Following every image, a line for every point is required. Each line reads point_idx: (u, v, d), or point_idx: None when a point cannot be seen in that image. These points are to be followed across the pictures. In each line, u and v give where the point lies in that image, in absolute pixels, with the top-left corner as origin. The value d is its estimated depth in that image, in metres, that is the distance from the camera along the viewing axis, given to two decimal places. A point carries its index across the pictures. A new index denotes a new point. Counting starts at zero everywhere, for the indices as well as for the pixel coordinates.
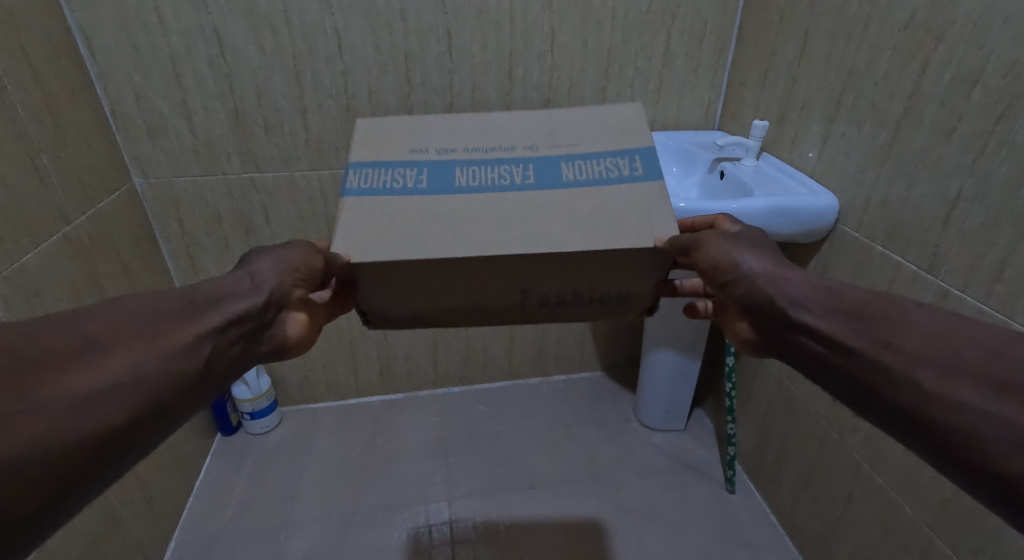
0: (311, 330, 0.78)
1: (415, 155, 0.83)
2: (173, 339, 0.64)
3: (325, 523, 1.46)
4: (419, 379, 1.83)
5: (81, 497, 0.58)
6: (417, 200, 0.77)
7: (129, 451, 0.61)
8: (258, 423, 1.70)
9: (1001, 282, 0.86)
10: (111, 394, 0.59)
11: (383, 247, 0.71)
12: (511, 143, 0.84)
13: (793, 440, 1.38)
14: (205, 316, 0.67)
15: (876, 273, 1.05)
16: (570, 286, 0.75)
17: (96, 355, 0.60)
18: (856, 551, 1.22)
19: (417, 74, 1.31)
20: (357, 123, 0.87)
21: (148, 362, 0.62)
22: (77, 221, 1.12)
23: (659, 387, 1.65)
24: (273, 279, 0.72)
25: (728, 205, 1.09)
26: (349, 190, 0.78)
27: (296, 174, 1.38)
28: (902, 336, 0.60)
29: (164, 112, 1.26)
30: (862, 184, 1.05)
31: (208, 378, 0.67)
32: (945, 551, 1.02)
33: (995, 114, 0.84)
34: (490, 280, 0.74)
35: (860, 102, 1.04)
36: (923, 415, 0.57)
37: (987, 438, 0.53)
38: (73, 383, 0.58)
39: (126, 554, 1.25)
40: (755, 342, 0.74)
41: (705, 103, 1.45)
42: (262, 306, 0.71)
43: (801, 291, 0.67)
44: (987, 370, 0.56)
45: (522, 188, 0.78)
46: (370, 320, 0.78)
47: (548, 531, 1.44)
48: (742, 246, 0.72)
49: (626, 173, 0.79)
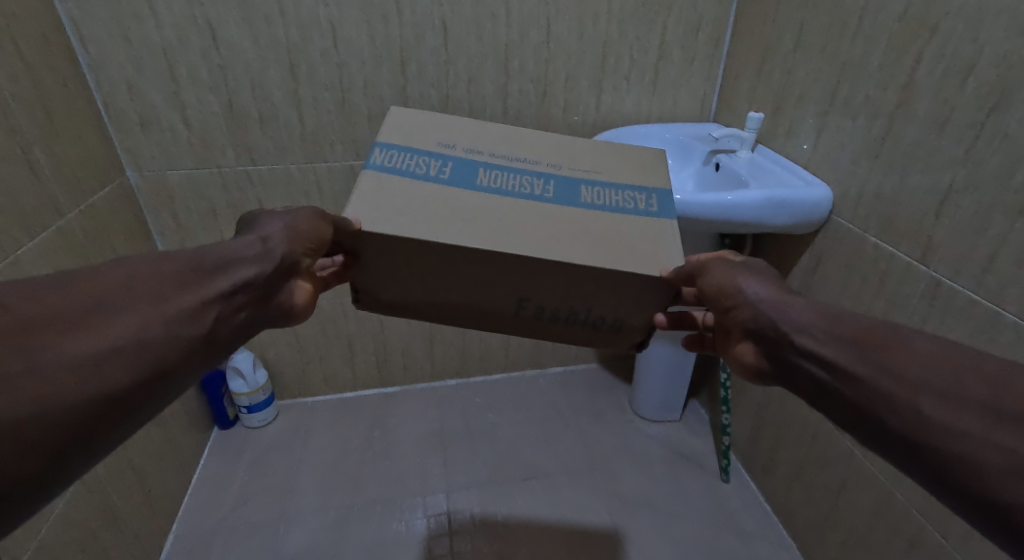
0: (314, 297, 0.80)
1: (441, 148, 0.84)
2: (181, 302, 0.64)
3: (323, 516, 1.47)
4: (416, 372, 1.83)
5: (86, 459, 0.57)
6: (435, 189, 0.77)
7: (133, 415, 0.60)
8: (255, 416, 1.70)
9: (992, 272, 0.86)
10: (118, 356, 0.58)
11: (391, 223, 0.72)
12: (536, 158, 0.86)
13: (787, 430, 1.39)
14: (209, 282, 0.67)
15: (869, 265, 1.05)
16: (569, 306, 0.78)
17: (103, 315, 0.59)
18: (848, 539, 1.23)
19: (412, 66, 1.30)
20: (392, 109, 0.89)
21: (156, 325, 0.61)
22: (71, 214, 1.12)
23: (655, 379, 1.66)
24: (281, 247, 0.74)
25: (724, 197, 1.09)
26: (371, 165, 0.80)
27: (291, 168, 1.37)
28: (905, 363, 0.60)
29: (157, 104, 1.25)
30: (856, 176, 1.06)
31: (213, 342, 0.67)
32: (935, 537, 1.03)
33: (987, 105, 0.84)
34: (492, 289, 0.77)
35: (854, 94, 1.04)
36: (923, 443, 0.57)
37: (988, 467, 0.53)
38: (79, 342, 0.56)
39: (125, 547, 1.26)
40: (758, 369, 0.73)
41: (700, 96, 1.45)
42: (270, 273, 0.72)
43: (805, 315, 0.67)
44: (986, 399, 0.55)
45: (539, 200, 0.78)
46: (360, 299, 0.84)
47: (545, 521, 1.45)
48: (746, 272, 0.73)
49: (642, 207, 0.80)
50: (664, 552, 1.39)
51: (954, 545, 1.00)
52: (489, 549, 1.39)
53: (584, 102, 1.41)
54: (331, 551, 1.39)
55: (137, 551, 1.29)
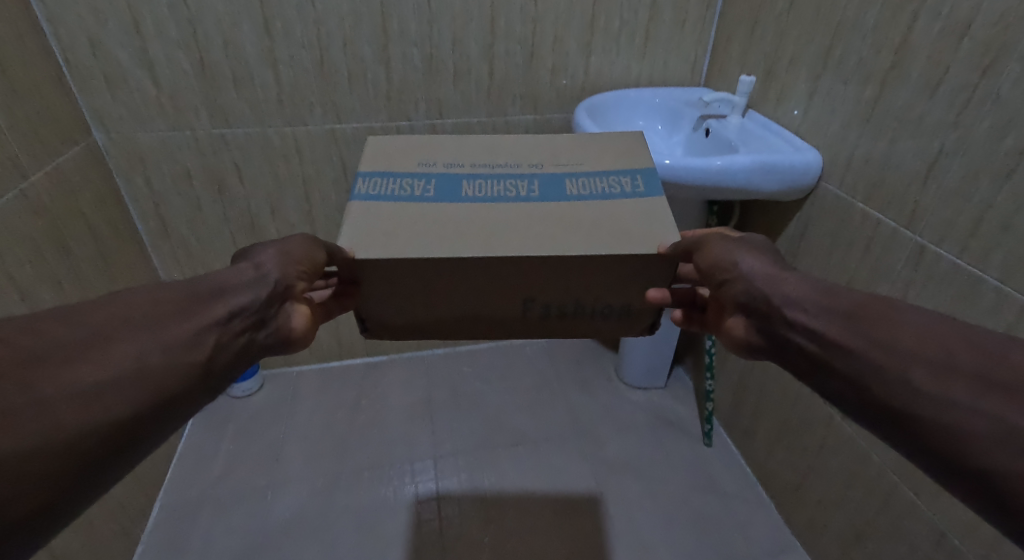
0: (315, 321, 0.76)
1: (423, 168, 0.82)
2: (177, 332, 0.63)
3: (311, 484, 1.47)
4: (403, 340, 1.82)
5: (88, 492, 0.57)
6: (423, 208, 0.75)
7: (134, 447, 0.59)
8: (240, 386, 1.68)
9: (977, 237, 0.86)
10: (115, 387, 0.57)
11: (388, 246, 0.69)
12: (517, 162, 0.84)
13: (769, 395, 1.41)
14: (208, 309, 0.66)
15: (855, 231, 1.05)
16: (573, 300, 0.75)
17: (100, 347, 0.58)
18: (825, 499, 1.26)
19: (393, 24, 1.25)
20: (367, 140, 0.88)
21: (153, 355, 0.60)
22: (34, 177, 1.07)
23: (641, 346, 1.67)
24: (276, 272, 0.71)
25: (713, 162, 1.07)
26: (356, 195, 0.77)
27: (270, 131, 1.33)
28: (896, 337, 0.60)
29: (123, 62, 1.20)
30: (846, 141, 1.05)
31: (212, 371, 0.65)
32: (909, 497, 1.06)
33: (981, 66, 0.83)
34: (496, 292, 0.74)
35: (847, 57, 1.02)
36: (913, 414, 0.57)
37: (977, 436, 0.53)
38: (81, 375, 0.56)
39: (110, 516, 1.25)
40: (749, 344, 0.72)
41: (691, 59, 1.42)
42: (266, 298, 0.69)
43: (799, 291, 0.66)
44: (979, 371, 0.55)
45: (527, 201, 0.76)
46: (369, 328, 0.79)
47: (531, 487, 1.47)
48: (744, 247, 0.72)
49: (629, 189, 0.79)
50: (648, 515, 1.41)
51: (926, 504, 1.02)
52: (476, 514, 1.41)
53: (572, 65, 1.38)
54: (319, 518, 1.39)
55: (122, 521, 1.29)
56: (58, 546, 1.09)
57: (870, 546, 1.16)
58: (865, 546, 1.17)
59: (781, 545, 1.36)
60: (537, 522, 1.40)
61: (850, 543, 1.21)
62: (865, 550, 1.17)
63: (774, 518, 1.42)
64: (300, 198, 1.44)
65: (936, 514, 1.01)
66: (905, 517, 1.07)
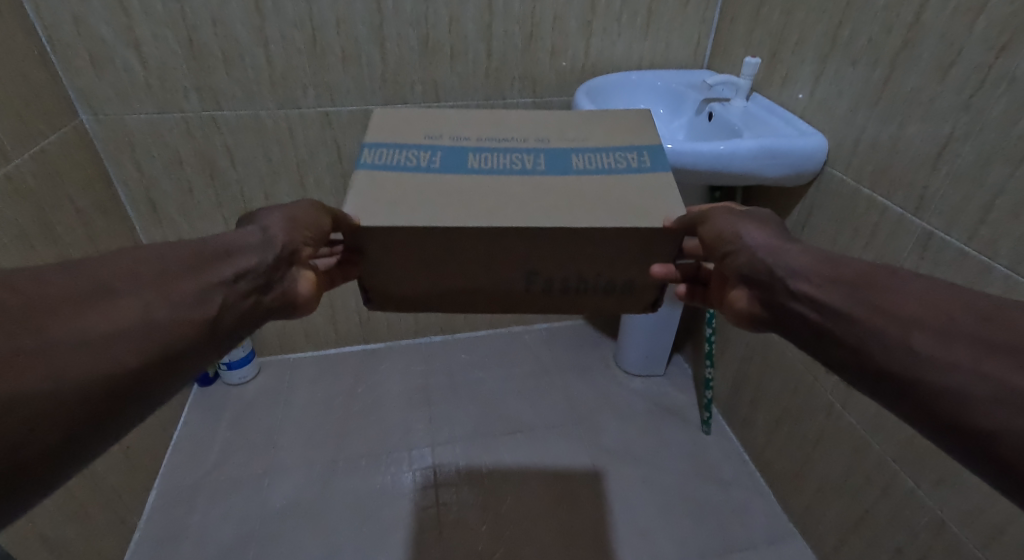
0: (320, 288, 0.75)
1: (430, 140, 0.80)
2: (185, 289, 0.61)
3: (308, 471, 1.46)
4: (400, 327, 1.80)
5: (92, 446, 0.56)
6: (428, 177, 0.73)
7: (140, 402, 0.58)
8: (235, 373, 1.67)
9: (986, 223, 0.84)
10: (121, 340, 0.56)
11: (394, 213, 0.68)
12: (522, 135, 0.82)
13: (768, 383, 1.39)
14: (215, 268, 0.64)
15: (860, 217, 1.03)
16: (576, 274, 0.73)
17: (107, 301, 0.57)
18: (824, 487, 1.25)
19: (388, 3, 1.22)
20: (374, 112, 0.86)
21: (160, 310, 0.59)
22: (19, 160, 1.05)
23: (641, 333, 1.65)
24: (283, 235, 0.70)
25: (716, 146, 1.05)
26: (362, 164, 0.75)
27: (263, 113, 1.30)
28: (896, 301, 0.58)
29: (109, 40, 1.17)
30: (853, 124, 1.02)
31: (219, 330, 0.64)
32: (908, 485, 1.04)
33: (996, 46, 0.80)
34: (498, 265, 0.72)
35: (856, 37, 0.99)
36: (912, 378, 0.55)
37: (977, 397, 0.51)
38: (87, 325, 0.55)
39: (105, 503, 1.24)
40: (753, 316, 0.71)
41: (694, 40, 1.39)
42: (273, 261, 0.68)
43: (801, 260, 0.65)
44: (979, 333, 0.53)
45: (531, 173, 0.74)
46: (371, 298, 0.78)
47: (525, 470, 1.47)
48: (748, 220, 0.71)
49: (635, 165, 0.76)
50: (646, 502, 1.41)
51: (927, 492, 1.01)
52: (473, 501, 1.40)
53: (572, 46, 1.35)
54: (316, 505, 1.39)
55: (118, 508, 1.28)
56: (51, 533, 1.08)
57: (868, 534, 1.15)
58: (863, 533, 1.16)
59: (778, 532, 1.36)
60: (530, 506, 1.39)
61: (849, 530, 1.20)
62: (864, 538, 1.16)
63: (772, 505, 1.41)
64: (295, 183, 1.42)
65: (936, 502, 1.00)
66: (904, 505, 1.06)
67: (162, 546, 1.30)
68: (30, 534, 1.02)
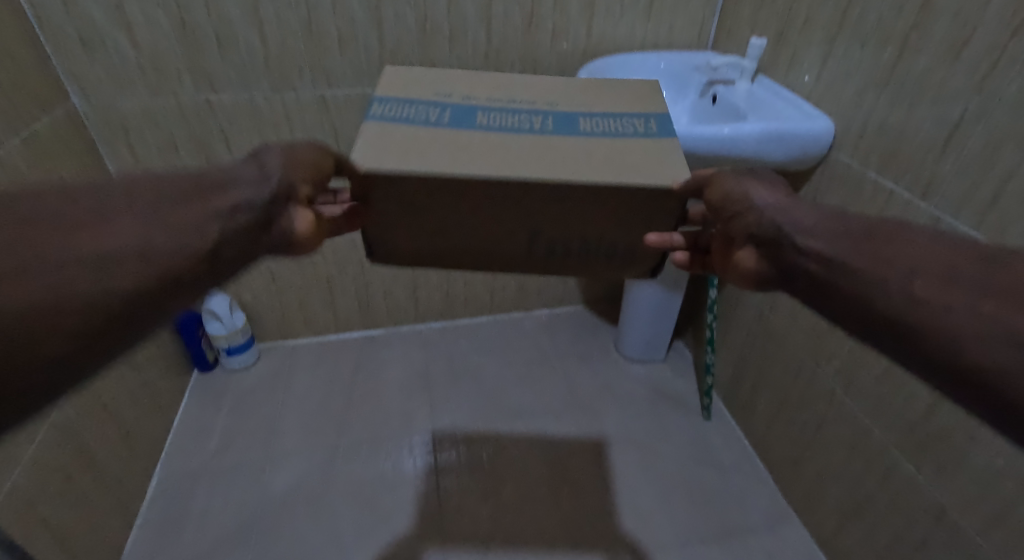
0: (323, 233, 0.71)
1: (439, 98, 0.79)
2: (179, 216, 0.61)
3: (309, 457, 1.46)
4: (400, 314, 1.79)
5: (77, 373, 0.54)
6: (437, 130, 0.71)
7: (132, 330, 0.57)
8: (235, 359, 1.66)
9: (996, 208, 0.83)
10: (111, 262, 0.55)
11: (401, 160, 0.66)
12: (530, 99, 0.80)
13: (770, 369, 1.39)
14: (211, 199, 0.63)
15: (867, 202, 1.02)
16: (578, 237, 0.72)
17: (99, 224, 0.57)
18: (823, 473, 1.25)
19: None
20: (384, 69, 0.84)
21: (155, 236, 0.58)
22: (11, 143, 1.03)
23: (642, 320, 1.64)
24: (280, 170, 0.67)
25: (721, 130, 1.03)
26: (370, 116, 0.73)
27: (256, 98, 1.28)
28: (899, 251, 0.57)
29: (100, 22, 1.14)
30: (861, 108, 1.00)
31: (212, 263, 0.62)
32: (909, 471, 1.04)
33: (1011, 26, 0.78)
34: (502, 227, 0.71)
35: (865, 18, 0.97)
36: (909, 323, 0.53)
37: (976, 339, 0.49)
38: (80, 244, 0.55)
39: (106, 489, 1.24)
40: (755, 281, 0.68)
41: (699, 21, 1.36)
42: (270, 196, 0.66)
43: (811, 219, 0.63)
44: (983, 282, 0.52)
45: (539, 134, 0.73)
46: (375, 251, 0.76)
47: (528, 458, 1.46)
48: (757, 181, 0.69)
49: (642, 130, 0.75)
50: (646, 488, 1.40)
51: (927, 479, 1.01)
52: (474, 486, 1.40)
53: (574, 28, 1.33)
54: (317, 491, 1.39)
55: (119, 493, 1.28)
56: (52, 518, 1.08)
57: (869, 519, 1.15)
58: (864, 519, 1.16)
59: (777, 517, 1.36)
60: (535, 493, 1.39)
61: (847, 515, 1.20)
62: (865, 524, 1.16)
63: (772, 491, 1.41)
64: None
65: (937, 489, 0.99)
66: (904, 492, 1.05)
67: (164, 532, 1.31)
68: (29, 519, 1.03)
